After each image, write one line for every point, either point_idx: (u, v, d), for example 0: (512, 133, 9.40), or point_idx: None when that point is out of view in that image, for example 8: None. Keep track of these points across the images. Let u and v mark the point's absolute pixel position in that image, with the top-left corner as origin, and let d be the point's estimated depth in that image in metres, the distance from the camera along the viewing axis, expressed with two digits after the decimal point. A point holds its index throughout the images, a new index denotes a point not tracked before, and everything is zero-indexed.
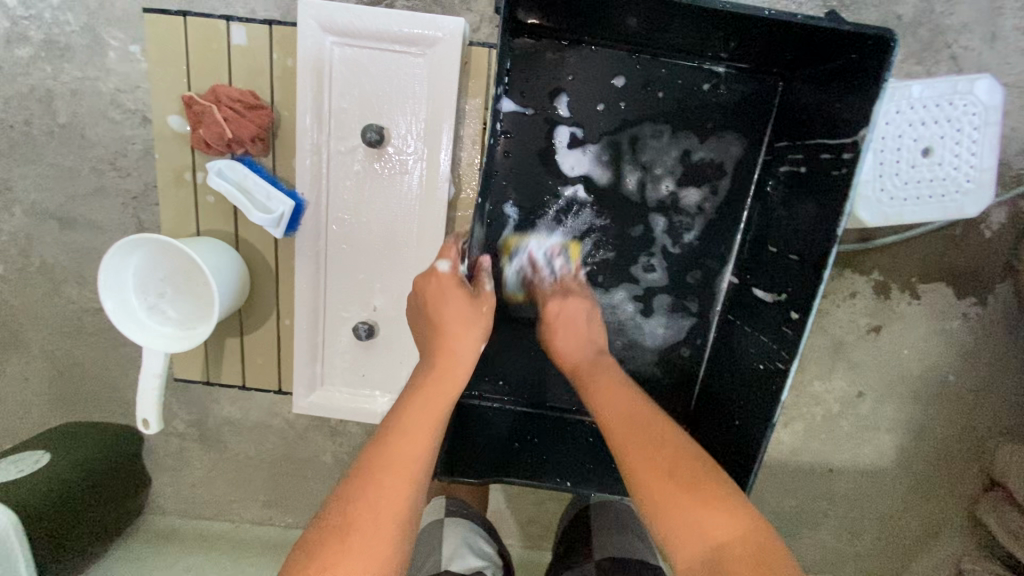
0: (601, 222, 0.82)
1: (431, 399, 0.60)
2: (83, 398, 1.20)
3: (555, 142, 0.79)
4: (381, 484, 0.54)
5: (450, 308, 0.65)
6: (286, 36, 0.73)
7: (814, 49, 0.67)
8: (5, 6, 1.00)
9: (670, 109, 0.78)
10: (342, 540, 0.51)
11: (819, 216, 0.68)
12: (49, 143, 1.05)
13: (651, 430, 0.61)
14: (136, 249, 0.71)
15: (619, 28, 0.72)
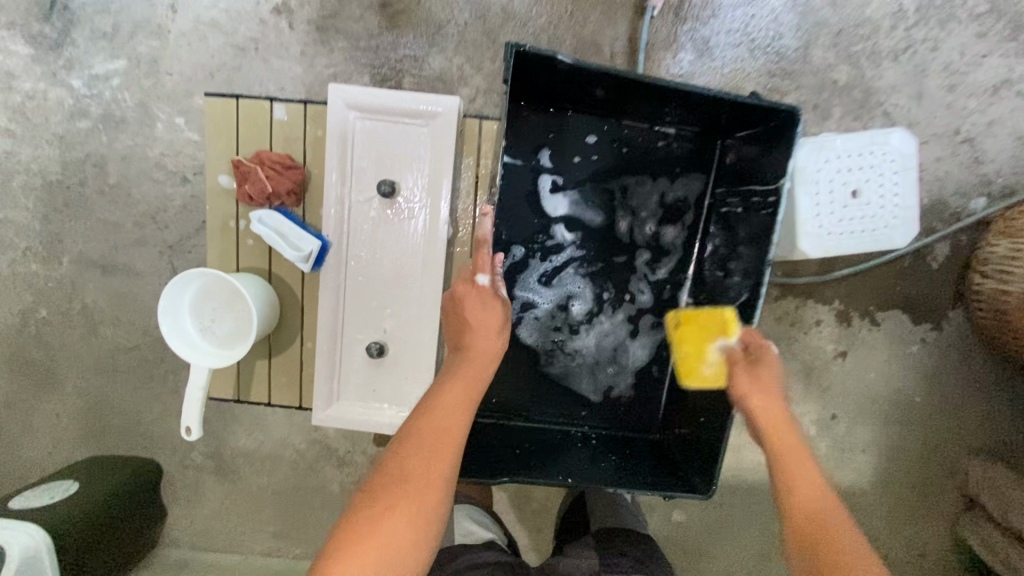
0: (583, 255, 0.94)
1: (466, 382, 0.69)
2: (109, 433, 1.28)
3: (540, 189, 0.92)
4: (434, 444, 0.63)
5: (480, 308, 0.75)
6: (318, 111, 0.88)
7: (742, 117, 0.82)
8: (71, 87, 1.17)
9: (634, 162, 0.92)
10: (401, 484, 0.60)
11: (757, 250, 0.81)
12: (99, 201, 1.20)
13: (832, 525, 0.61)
14: (195, 280, 0.81)
15: (587, 99, 0.86)
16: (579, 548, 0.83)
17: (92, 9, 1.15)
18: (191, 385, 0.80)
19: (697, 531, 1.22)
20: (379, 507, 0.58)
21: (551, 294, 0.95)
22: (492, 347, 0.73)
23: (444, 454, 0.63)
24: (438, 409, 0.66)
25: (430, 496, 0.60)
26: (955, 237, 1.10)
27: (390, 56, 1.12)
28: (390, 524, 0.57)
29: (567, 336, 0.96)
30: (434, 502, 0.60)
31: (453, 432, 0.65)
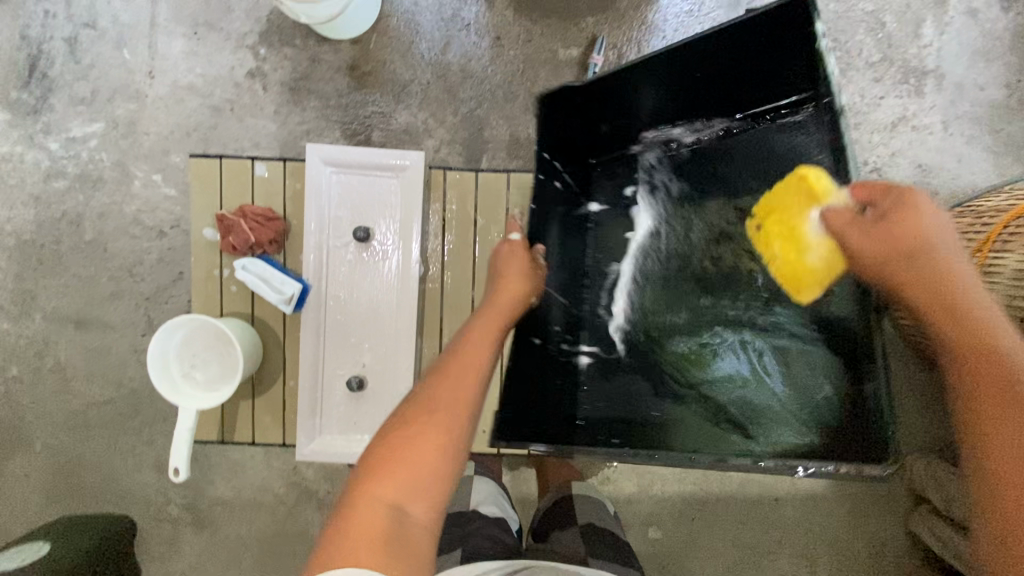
0: (689, 238, 1.09)
1: (492, 321, 0.80)
2: (80, 491, 1.26)
3: (633, 214, 1.12)
4: (460, 369, 0.72)
5: (512, 264, 0.87)
6: (297, 167, 0.95)
7: (773, 50, 0.91)
8: (48, 149, 1.22)
9: (706, 157, 1.08)
10: (436, 401, 0.68)
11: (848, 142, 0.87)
12: (74, 257, 1.23)
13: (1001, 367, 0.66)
14: (183, 328, 0.86)
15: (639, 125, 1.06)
16: (567, 538, 0.94)
17: (71, 76, 1.21)
18: (179, 427, 0.83)
19: (672, 547, 1.27)
20: (408, 433, 0.64)
21: (659, 287, 1.10)
22: (514, 292, 0.84)
23: (466, 388, 0.70)
24: (469, 342, 0.76)
25: (460, 411, 0.67)
26: None
27: (359, 113, 1.21)
28: (413, 447, 0.63)
29: (711, 302, 1.07)
30: (452, 430, 0.65)
31: (473, 373, 0.71)
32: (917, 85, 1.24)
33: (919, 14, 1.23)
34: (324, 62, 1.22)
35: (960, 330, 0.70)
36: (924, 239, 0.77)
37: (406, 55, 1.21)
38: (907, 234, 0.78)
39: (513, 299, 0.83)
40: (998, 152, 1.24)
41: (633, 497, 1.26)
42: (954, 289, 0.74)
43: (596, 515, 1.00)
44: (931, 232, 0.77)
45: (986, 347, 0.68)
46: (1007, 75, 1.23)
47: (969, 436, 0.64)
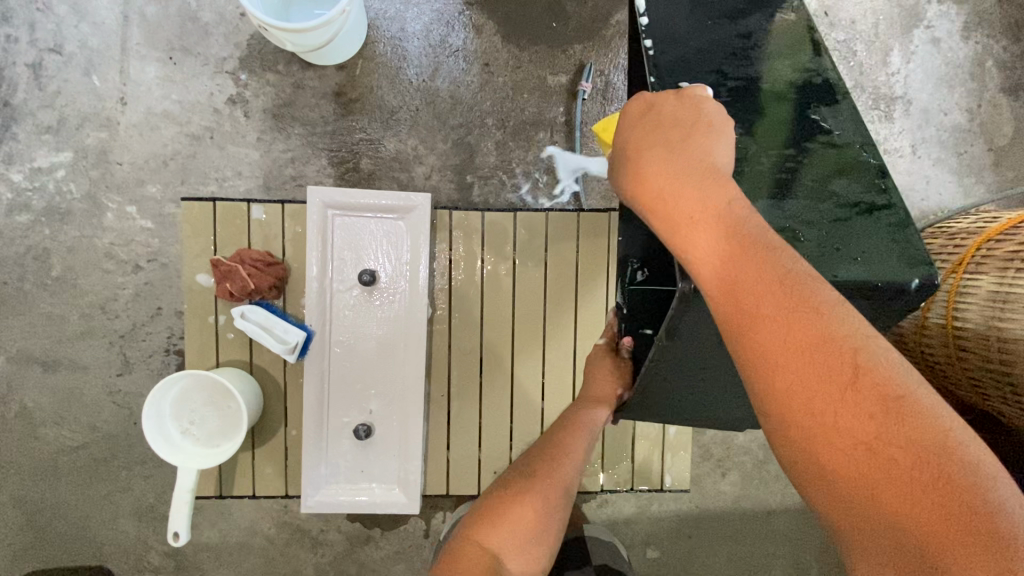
0: None
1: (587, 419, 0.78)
2: (50, 543, 1.17)
3: None
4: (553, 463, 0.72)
5: (598, 371, 0.82)
6: (297, 210, 0.92)
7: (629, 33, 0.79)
8: (11, 181, 1.14)
9: None
10: (526, 483, 0.69)
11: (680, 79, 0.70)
12: (40, 295, 1.15)
13: (776, 302, 0.44)
14: (179, 382, 0.83)
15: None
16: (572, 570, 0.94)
17: (35, 103, 1.14)
18: (178, 489, 0.81)
19: (672, 566, 1.28)
20: (515, 497, 0.67)
21: None
22: (607, 386, 0.80)
23: (565, 471, 0.72)
24: (561, 437, 0.77)
25: (548, 495, 0.68)
26: None
27: (346, 140, 1.19)
28: (519, 509, 0.66)
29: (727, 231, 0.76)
30: (554, 499, 0.69)
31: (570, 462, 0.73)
32: (887, 110, 1.30)
33: (887, 42, 1.29)
34: (309, 88, 1.18)
35: (710, 258, 0.49)
36: (653, 142, 0.57)
37: (394, 80, 1.19)
38: (639, 156, 0.57)
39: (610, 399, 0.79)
40: (962, 173, 1.31)
41: (632, 518, 1.26)
42: (708, 191, 0.52)
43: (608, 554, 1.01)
44: (678, 134, 0.57)
45: (752, 271, 0.46)
46: (968, 100, 1.31)
47: (794, 442, 0.43)
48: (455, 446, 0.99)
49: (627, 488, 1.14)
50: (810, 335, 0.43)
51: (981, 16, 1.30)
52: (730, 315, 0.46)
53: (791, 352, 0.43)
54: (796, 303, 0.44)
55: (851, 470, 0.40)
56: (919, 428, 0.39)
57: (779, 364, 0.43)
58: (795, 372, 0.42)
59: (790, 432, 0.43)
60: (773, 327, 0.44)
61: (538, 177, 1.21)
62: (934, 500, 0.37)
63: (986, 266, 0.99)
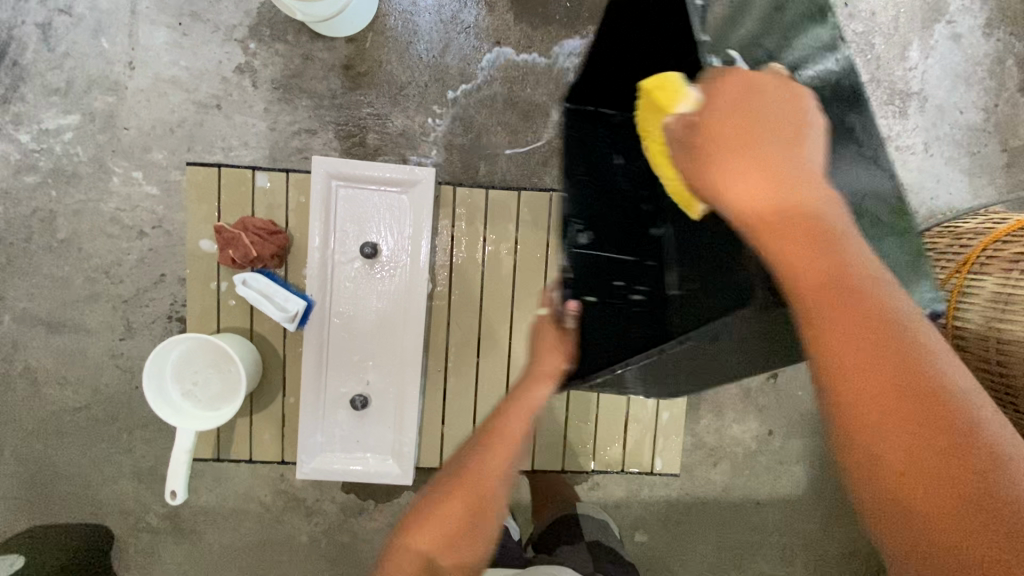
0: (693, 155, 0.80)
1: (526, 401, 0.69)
2: (51, 501, 1.20)
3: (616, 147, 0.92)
4: (483, 452, 0.67)
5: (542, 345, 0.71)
6: (301, 180, 0.92)
7: None
8: (19, 142, 1.14)
9: None
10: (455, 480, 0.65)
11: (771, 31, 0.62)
12: (46, 257, 1.16)
13: (874, 329, 0.40)
14: (179, 345, 0.84)
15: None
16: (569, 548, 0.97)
17: (44, 65, 1.14)
18: (177, 448, 0.83)
19: (658, 550, 1.30)
20: (443, 497, 0.65)
21: None
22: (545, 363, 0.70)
23: (499, 460, 0.66)
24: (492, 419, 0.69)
25: (479, 489, 0.65)
26: None
27: (354, 114, 1.18)
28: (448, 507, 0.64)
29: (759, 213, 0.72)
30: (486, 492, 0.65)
31: (503, 451, 0.66)
32: (901, 106, 1.28)
33: (907, 36, 1.27)
34: (318, 59, 1.17)
35: (807, 262, 0.43)
36: (749, 121, 0.50)
37: (403, 55, 1.18)
38: (726, 133, 0.50)
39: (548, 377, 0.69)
40: (974, 173, 1.30)
41: (621, 502, 1.27)
42: (798, 192, 0.47)
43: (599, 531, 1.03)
44: (774, 116, 0.50)
45: (852, 290, 0.42)
46: (985, 99, 1.29)
47: (863, 476, 0.39)
48: (450, 421, 1.00)
49: (618, 470, 1.15)
50: (908, 370, 0.39)
51: (1004, 13, 1.27)
52: (822, 326, 0.41)
53: (884, 385, 0.39)
54: (895, 336, 0.40)
55: (928, 519, 0.36)
56: (1002, 491, 0.36)
57: (864, 391, 0.39)
58: (883, 405, 0.38)
59: (862, 466, 0.39)
60: (868, 354, 0.40)
61: (545, 159, 1.20)
62: (1008, 570, 0.34)
63: (991, 266, 0.99)
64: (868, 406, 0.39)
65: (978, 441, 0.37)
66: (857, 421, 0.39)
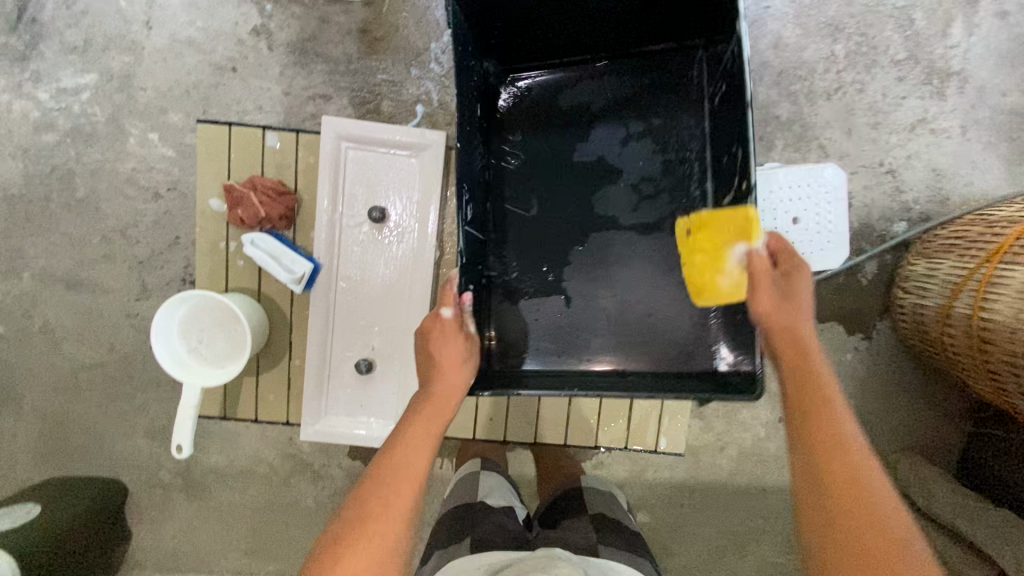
0: (597, 181, 1.02)
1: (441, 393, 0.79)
2: (68, 454, 1.24)
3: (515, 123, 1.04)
4: (410, 439, 0.73)
5: (448, 344, 0.83)
6: (311, 141, 0.92)
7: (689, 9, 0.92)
8: (38, 100, 1.15)
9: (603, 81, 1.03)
10: (388, 470, 0.70)
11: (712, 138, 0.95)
12: (64, 215, 1.18)
13: (859, 470, 0.63)
14: (185, 302, 0.85)
15: (490, 24, 0.95)
16: (572, 521, 0.90)
17: (63, 22, 1.14)
18: (183, 404, 0.84)
19: (660, 531, 1.30)
20: (379, 486, 0.68)
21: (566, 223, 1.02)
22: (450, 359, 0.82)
23: (422, 442, 0.73)
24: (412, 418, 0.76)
25: (409, 473, 0.70)
26: (881, 256, 1.23)
27: (368, 80, 1.16)
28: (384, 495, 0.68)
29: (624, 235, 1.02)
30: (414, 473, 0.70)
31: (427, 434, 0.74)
32: (939, 87, 1.22)
33: (949, 13, 1.21)
34: (333, 23, 1.15)
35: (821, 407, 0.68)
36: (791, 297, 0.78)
37: (420, 21, 1.15)
38: (781, 321, 0.77)
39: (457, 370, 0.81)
40: (1013, 160, 1.23)
41: (625, 482, 1.27)
42: (823, 374, 0.72)
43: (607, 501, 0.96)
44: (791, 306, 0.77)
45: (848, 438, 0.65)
46: None
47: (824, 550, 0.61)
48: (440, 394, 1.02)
49: (622, 447, 1.15)
50: (877, 500, 0.61)
51: None
52: (829, 451, 0.64)
53: (856, 502, 0.61)
54: (872, 479, 0.62)
55: None
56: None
57: (842, 500, 0.61)
58: (856, 513, 0.60)
59: (825, 546, 0.60)
60: (851, 479, 0.62)
61: None
62: None
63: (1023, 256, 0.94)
64: (845, 510, 0.61)
65: (909, 553, 0.58)
66: (838, 533, 0.60)
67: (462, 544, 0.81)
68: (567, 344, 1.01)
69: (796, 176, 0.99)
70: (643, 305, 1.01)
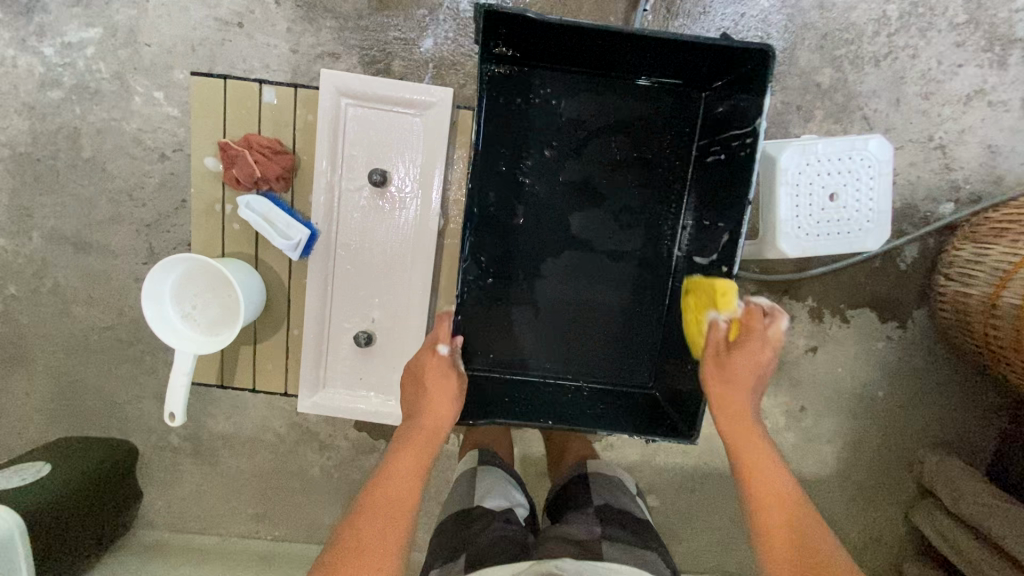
0: (581, 212, 0.97)
1: (423, 441, 0.73)
2: (81, 414, 1.25)
3: (518, 130, 0.94)
4: (389, 487, 0.69)
5: (436, 391, 0.75)
6: (309, 97, 0.89)
7: (723, 57, 0.83)
8: (43, 55, 1.12)
9: (608, 104, 0.95)
10: (361, 525, 0.67)
11: (707, 207, 0.92)
12: (71, 175, 1.16)
13: (813, 554, 0.67)
14: (177, 266, 0.83)
15: (512, 29, 0.83)
16: (581, 516, 0.84)
17: None
18: (176, 370, 0.82)
19: (669, 517, 1.27)
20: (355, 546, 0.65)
21: (546, 251, 0.97)
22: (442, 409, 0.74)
23: (404, 490, 0.69)
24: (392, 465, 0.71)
25: (387, 532, 0.66)
26: (923, 240, 1.14)
27: (379, 37, 1.10)
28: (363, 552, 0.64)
29: (598, 261, 0.98)
30: (392, 527, 0.67)
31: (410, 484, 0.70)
32: (1001, 54, 1.10)
33: None
34: None
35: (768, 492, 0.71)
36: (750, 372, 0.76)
37: None
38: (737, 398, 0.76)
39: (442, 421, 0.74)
40: None
41: (635, 465, 1.24)
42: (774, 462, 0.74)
43: (615, 495, 0.90)
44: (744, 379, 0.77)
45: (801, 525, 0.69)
46: None
47: None
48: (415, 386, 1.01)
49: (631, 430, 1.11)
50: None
51: None
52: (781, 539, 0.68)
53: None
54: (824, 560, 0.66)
55: None
56: None
57: None
58: None
59: None
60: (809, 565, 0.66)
61: None
62: None
63: None
64: None
65: None
66: None
67: (460, 560, 0.76)
68: (512, 361, 0.99)
69: (838, 148, 0.90)
70: (596, 328, 1.00)
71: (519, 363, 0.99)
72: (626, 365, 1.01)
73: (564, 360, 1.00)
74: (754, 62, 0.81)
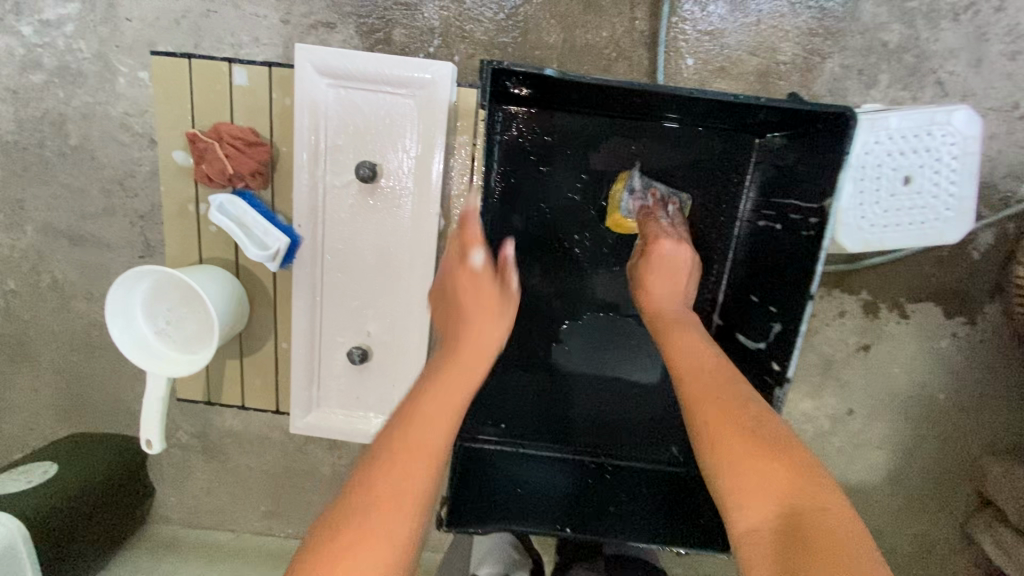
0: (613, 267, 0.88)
1: (458, 374, 0.61)
2: (89, 410, 1.22)
3: (542, 168, 0.84)
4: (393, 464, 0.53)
5: (477, 301, 0.66)
6: (283, 78, 0.82)
7: (792, 115, 0.71)
8: (21, 35, 1.04)
9: (643, 149, 0.84)
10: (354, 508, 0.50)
11: (756, 280, 0.82)
12: (61, 164, 1.09)
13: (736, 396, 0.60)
14: (143, 280, 0.79)
15: (538, 84, 0.72)
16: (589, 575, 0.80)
17: None
18: (150, 394, 0.80)
19: None
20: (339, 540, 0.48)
21: (570, 296, 0.89)
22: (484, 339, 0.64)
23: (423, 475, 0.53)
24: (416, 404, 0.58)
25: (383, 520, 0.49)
26: (1001, 224, 0.99)
27: (377, 2, 0.98)
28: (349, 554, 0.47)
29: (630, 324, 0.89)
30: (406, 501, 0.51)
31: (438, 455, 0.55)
32: None
33: None
34: None
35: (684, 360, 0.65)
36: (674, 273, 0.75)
37: None
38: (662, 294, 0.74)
39: (481, 345, 0.64)
40: None
41: None
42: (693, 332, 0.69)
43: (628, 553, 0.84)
44: (665, 267, 0.75)
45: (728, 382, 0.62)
46: None
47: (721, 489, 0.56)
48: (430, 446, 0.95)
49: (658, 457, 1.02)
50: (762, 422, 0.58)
51: None
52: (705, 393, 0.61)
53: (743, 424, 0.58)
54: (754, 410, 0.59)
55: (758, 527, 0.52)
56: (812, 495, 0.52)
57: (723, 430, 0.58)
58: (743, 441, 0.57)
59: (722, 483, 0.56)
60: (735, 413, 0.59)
61: (607, 66, 0.97)
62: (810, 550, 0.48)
63: None
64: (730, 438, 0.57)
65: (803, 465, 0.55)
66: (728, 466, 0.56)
67: None
68: (534, 424, 0.91)
69: (915, 123, 0.76)
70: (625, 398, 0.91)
71: (539, 430, 0.91)
72: (655, 441, 0.91)
73: (589, 426, 0.91)
74: (837, 134, 0.68)
